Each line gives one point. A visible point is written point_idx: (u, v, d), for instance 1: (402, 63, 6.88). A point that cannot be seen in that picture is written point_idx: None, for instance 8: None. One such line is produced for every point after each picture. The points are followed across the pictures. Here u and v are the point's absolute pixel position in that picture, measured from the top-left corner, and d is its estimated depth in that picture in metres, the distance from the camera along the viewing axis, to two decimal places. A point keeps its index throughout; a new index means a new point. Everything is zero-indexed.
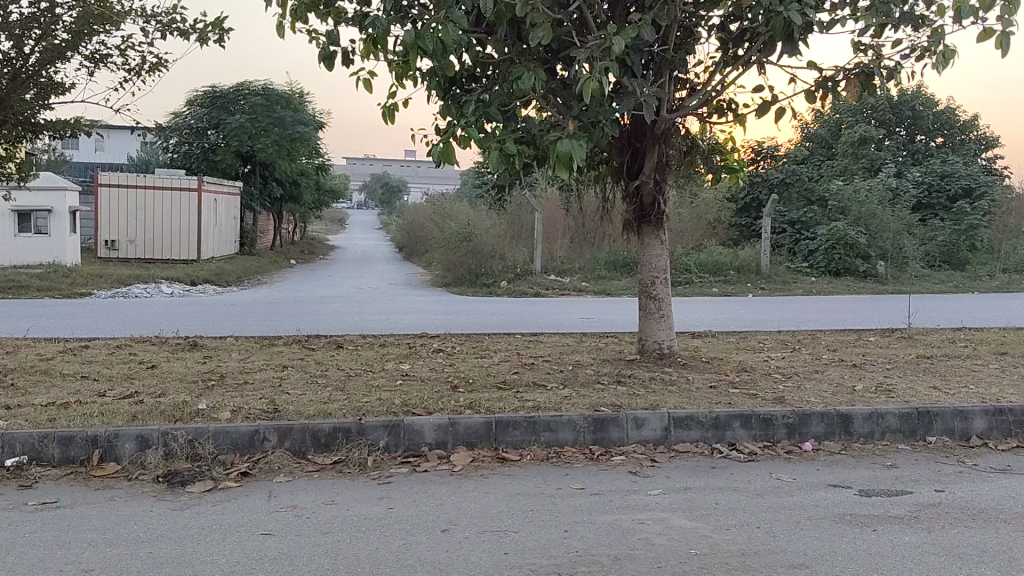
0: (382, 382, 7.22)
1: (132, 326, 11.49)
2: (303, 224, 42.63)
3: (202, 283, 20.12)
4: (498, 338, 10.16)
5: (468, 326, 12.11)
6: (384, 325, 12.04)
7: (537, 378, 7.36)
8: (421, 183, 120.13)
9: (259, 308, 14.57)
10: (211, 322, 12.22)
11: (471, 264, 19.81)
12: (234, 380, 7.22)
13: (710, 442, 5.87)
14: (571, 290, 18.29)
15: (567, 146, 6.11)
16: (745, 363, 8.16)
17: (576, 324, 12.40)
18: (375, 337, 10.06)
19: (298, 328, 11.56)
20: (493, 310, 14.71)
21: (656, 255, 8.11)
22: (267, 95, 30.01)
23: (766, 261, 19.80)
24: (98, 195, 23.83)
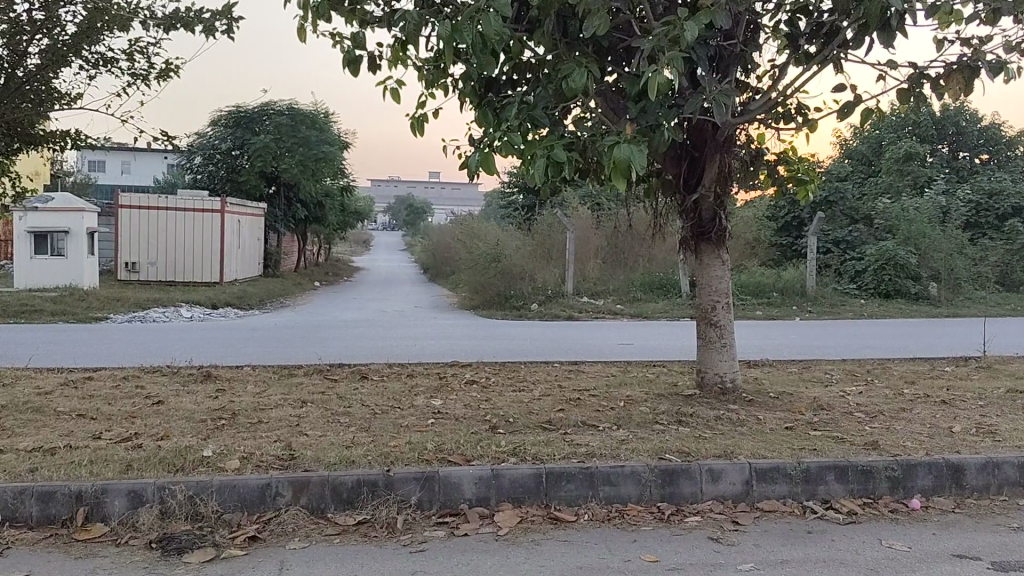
0: (413, 421, 6.40)
1: (142, 355, 10.75)
2: (328, 244, 42.21)
3: (224, 306, 19.49)
4: (537, 368, 9.31)
5: (503, 353, 11.27)
6: (411, 353, 11.21)
7: (587, 416, 6.51)
8: (446, 203, 120.15)
9: (279, 334, 13.81)
10: (228, 349, 11.48)
11: (500, 286, 19.02)
12: (246, 418, 6.43)
13: (799, 499, 5.03)
14: (606, 312, 17.43)
15: (626, 151, 5.29)
16: (819, 400, 7.27)
17: (618, 352, 11.51)
18: (402, 366, 9.25)
19: (319, 357, 10.78)
20: (528, 335, 13.89)
21: (717, 276, 7.22)
22: (292, 115, 29.52)
23: (811, 283, 18.91)
24: (120, 216, 23.38)
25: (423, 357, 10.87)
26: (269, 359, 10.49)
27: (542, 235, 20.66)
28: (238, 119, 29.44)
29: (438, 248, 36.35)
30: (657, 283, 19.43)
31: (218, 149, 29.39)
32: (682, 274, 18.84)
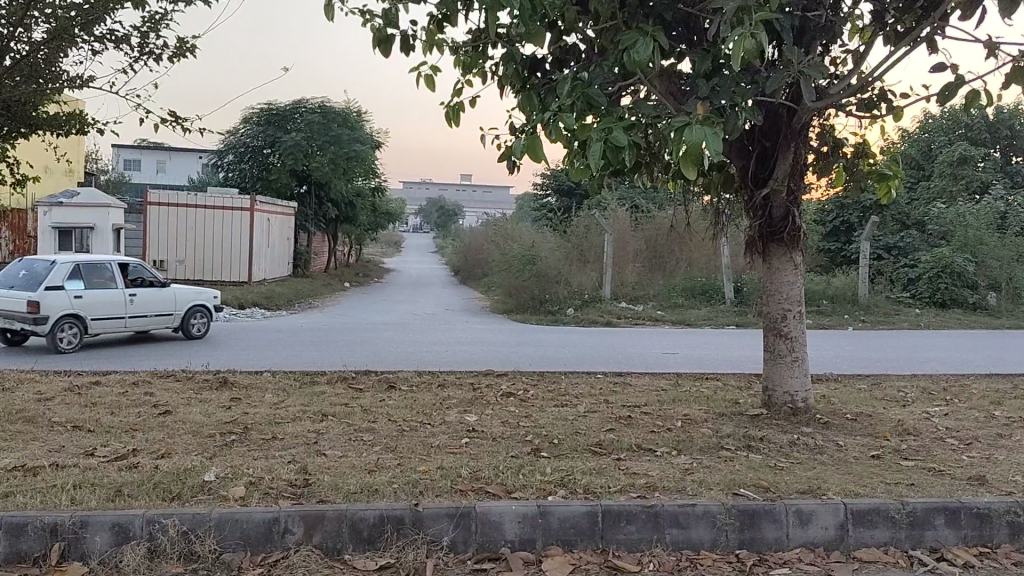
0: (445, 439, 5.67)
1: (157, 357, 10.13)
2: (358, 246, 41.76)
3: (250, 306, 18.93)
4: (579, 379, 8.53)
5: (539, 362, 10.50)
6: (442, 360, 10.48)
7: (642, 439, 5.73)
8: (476, 206, 119.82)
9: (303, 336, 13.16)
10: (249, 352, 10.84)
11: (534, 289, 18.28)
12: (258, 434, 5.73)
13: (902, 546, 4.25)
14: (646, 319, 16.60)
15: (700, 132, 4.52)
16: (901, 423, 6.45)
17: (663, 363, 10.69)
18: (432, 376, 8.53)
19: (343, 362, 10.09)
20: (564, 342, 13.13)
21: (789, 282, 6.43)
22: (324, 112, 29.01)
23: (863, 291, 17.97)
24: (147, 213, 22.75)
25: (457, 364, 10.16)
26: (292, 362, 9.83)
27: (579, 237, 19.87)
28: (270, 116, 28.98)
29: (469, 250, 35.65)
30: (699, 288, 18.56)
31: (249, 146, 28.95)
32: (726, 280, 17.94)
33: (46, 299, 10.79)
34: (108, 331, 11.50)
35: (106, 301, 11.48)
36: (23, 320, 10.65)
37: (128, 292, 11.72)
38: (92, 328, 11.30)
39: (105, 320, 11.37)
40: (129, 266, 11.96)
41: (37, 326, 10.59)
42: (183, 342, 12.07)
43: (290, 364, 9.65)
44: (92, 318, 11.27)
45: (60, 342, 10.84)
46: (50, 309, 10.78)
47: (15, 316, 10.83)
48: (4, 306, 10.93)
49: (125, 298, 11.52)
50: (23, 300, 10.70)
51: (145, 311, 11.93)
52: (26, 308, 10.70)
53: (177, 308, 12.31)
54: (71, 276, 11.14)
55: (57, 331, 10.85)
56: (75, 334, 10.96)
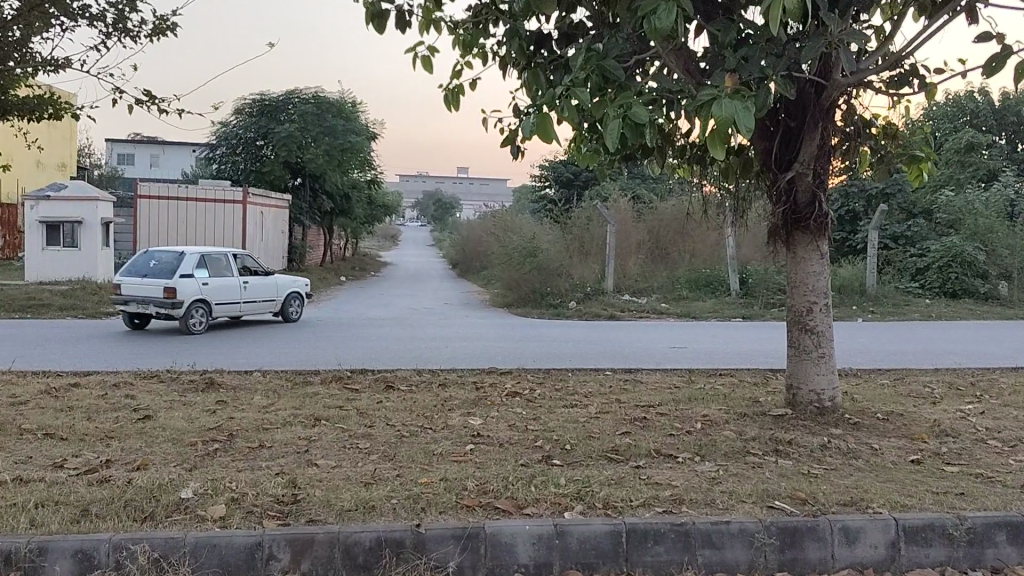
0: (448, 445, 5.23)
1: (142, 356, 9.64)
2: (354, 239, 41.25)
3: None
4: (588, 377, 8.07)
5: (543, 358, 10.05)
6: (441, 357, 10.03)
7: (661, 443, 5.29)
8: (473, 199, 119.26)
9: (297, 332, 12.69)
10: (239, 350, 10.37)
11: (535, 282, 17.84)
12: (244, 442, 5.27)
13: (960, 567, 3.81)
14: (651, 311, 16.17)
15: (730, 104, 4.06)
16: (937, 424, 6.01)
17: (673, 358, 10.24)
18: (432, 374, 8.08)
19: (338, 360, 9.64)
20: (567, 336, 12.68)
21: (815, 273, 5.97)
22: (317, 103, 28.49)
23: (872, 281, 17.53)
24: (138, 206, 22.18)
25: (458, 361, 9.71)
26: (284, 360, 9.37)
27: (580, 229, 19.42)
28: (263, 106, 28.45)
29: (467, 243, 35.14)
30: (704, 280, 18.11)
31: (242, 138, 28.43)
32: (732, 270, 17.49)
33: (180, 286, 12.28)
34: (227, 315, 13.09)
35: (224, 288, 13.07)
36: (161, 304, 12.09)
37: (242, 281, 13.34)
38: (214, 312, 12.86)
39: (224, 305, 12.93)
40: (239, 257, 13.59)
41: (175, 309, 12.06)
42: (283, 325, 13.70)
43: (282, 362, 9.19)
44: (215, 303, 12.84)
45: (192, 324, 12.37)
46: (183, 294, 12.26)
47: (150, 301, 12.24)
48: (140, 291, 12.35)
49: (242, 285, 13.17)
50: (159, 287, 12.14)
51: (255, 297, 13.59)
52: (163, 294, 12.16)
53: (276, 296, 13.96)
54: (196, 266, 12.65)
55: (188, 314, 12.35)
56: (202, 317, 12.52)
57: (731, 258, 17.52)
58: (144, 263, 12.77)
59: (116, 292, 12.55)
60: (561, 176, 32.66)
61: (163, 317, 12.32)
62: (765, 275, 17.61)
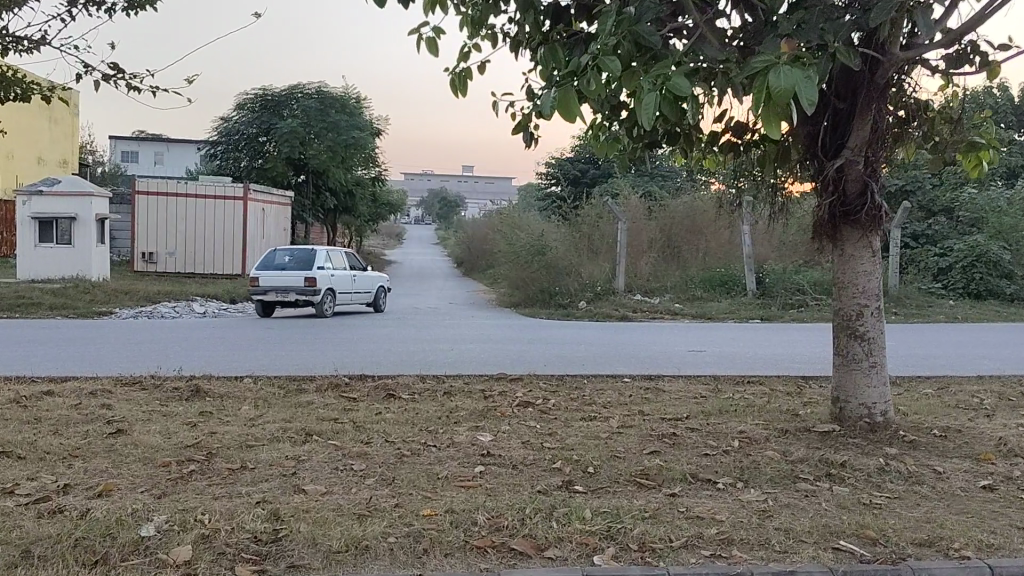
0: (455, 467, 4.60)
1: (128, 360, 9.03)
2: (358, 238, 40.71)
3: (242, 300, 17.86)
4: (607, 385, 7.42)
5: (555, 363, 9.42)
6: (447, 361, 9.41)
7: (697, 465, 4.66)
8: (478, 198, 118.56)
9: (294, 333, 12.07)
10: (232, 353, 9.75)
11: (544, 282, 17.24)
12: (224, 462, 4.65)
13: None
14: (664, 312, 15.54)
15: (789, 73, 3.43)
16: (1002, 442, 5.37)
17: (694, 364, 9.59)
18: (438, 381, 7.45)
19: (337, 364, 9.04)
20: (578, 338, 12.06)
21: (865, 272, 5.37)
22: (320, 98, 27.92)
23: (894, 281, 16.85)
24: (137, 204, 21.83)
25: (464, 366, 9.09)
26: (279, 364, 8.77)
27: (590, 227, 18.82)
28: (265, 101, 27.87)
29: (473, 242, 34.50)
30: (718, 279, 17.47)
31: (243, 134, 27.86)
32: (748, 269, 16.83)
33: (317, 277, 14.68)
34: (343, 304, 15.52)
35: (341, 281, 15.52)
36: (303, 291, 14.43)
37: (352, 274, 15.76)
38: (337, 299, 15.25)
39: (343, 294, 15.33)
40: (344, 254, 15.95)
41: (316, 294, 14.44)
42: (377, 312, 16.10)
43: (276, 367, 8.58)
44: (337, 291, 15.22)
45: (326, 309, 14.79)
46: (319, 283, 14.63)
47: (289, 289, 14.50)
48: (280, 282, 14.57)
49: (354, 276, 15.57)
50: (300, 278, 14.47)
51: (360, 288, 15.99)
52: (304, 283, 14.49)
53: (370, 288, 16.36)
54: (324, 261, 15.06)
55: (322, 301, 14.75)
56: (332, 302, 14.97)
57: (748, 256, 16.89)
58: (274, 260, 14.98)
59: (253, 283, 14.65)
60: (567, 173, 32.28)
61: (300, 303, 14.63)
62: (784, 274, 16.93)
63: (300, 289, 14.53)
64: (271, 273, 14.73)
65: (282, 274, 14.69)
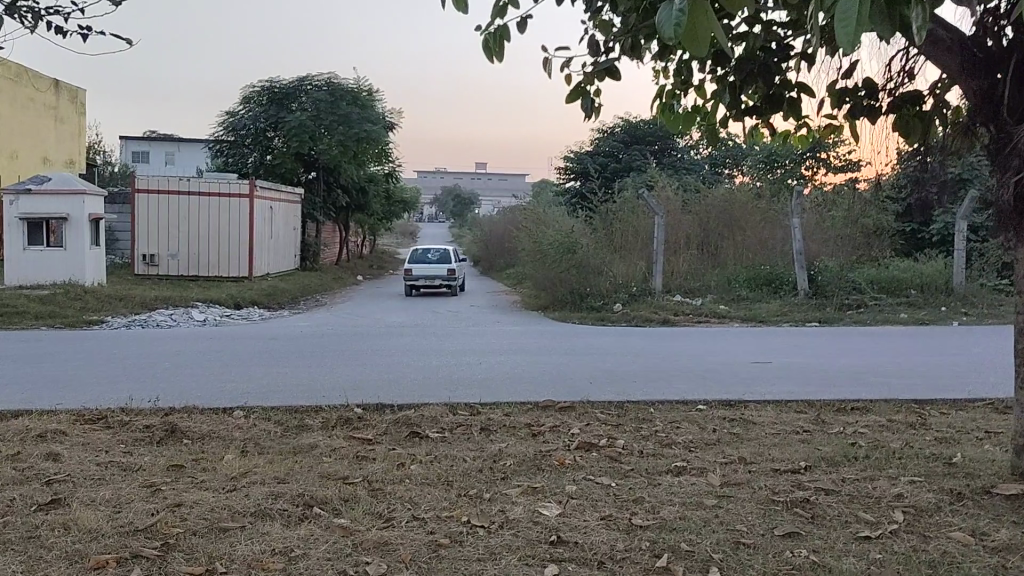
0: (518, 567, 3.18)
1: (102, 389, 7.68)
2: (372, 236, 39.43)
3: (247, 306, 16.53)
4: (682, 418, 5.97)
5: (604, 386, 7.97)
6: (475, 385, 8.00)
7: (868, 562, 3.24)
8: (493, 195, 117.14)
9: (299, 346, 10.68)
10: (226, 377, 8.40)
11: (573, 282, 15.77)
12: (183, 562, 3.25)
13: None
14: (710, 315, 14.05)
15: None
16: None
17: (767, 388, 8.11)
18: (472, 413, 6.05)
19: (341, 396, 7.65)
20: (622, 347, 10.60)
21: None
22: (330, 90, 26.51)
23: (960, 277, 15.36)
24: (136, 202, 20.53)
25: (499, 389, 7.69)
26: (279, 394, 7.39)
27: (623, 222, 17.32)
28: (272, 94, 26.51)
29: (490, 240, 33.04)
30: (764, 277, 15.94)
31: (251, 128, 26.50)
32: (799, 266, 15.34)
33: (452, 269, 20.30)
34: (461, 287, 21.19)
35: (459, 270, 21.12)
36: (446, 278, 20.01)
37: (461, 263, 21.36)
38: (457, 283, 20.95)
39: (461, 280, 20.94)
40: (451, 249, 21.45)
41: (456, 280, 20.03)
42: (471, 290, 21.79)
43: (273, 400, 7.20)
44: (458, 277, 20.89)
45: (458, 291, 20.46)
46: (456, 271, 20.24)
47: (436, 276, 20.04)
48: (428, 271, 20.04)
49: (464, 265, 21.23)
50: (443, 269, 19.96)
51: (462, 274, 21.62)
52: (446, 273, 20.10)
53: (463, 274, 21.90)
54: (456, 257, 20.63)
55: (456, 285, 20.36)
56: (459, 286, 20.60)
57: (798, 251, 15.36)
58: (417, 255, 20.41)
59: (408, 272, 20.09)
60: (586, 168, 30.95)
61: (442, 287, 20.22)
62: (838, 271, 15.47)
63: (443, 276, 20.11)
64: (419, 265, 20.21)
65: (427, 266, 20.16)
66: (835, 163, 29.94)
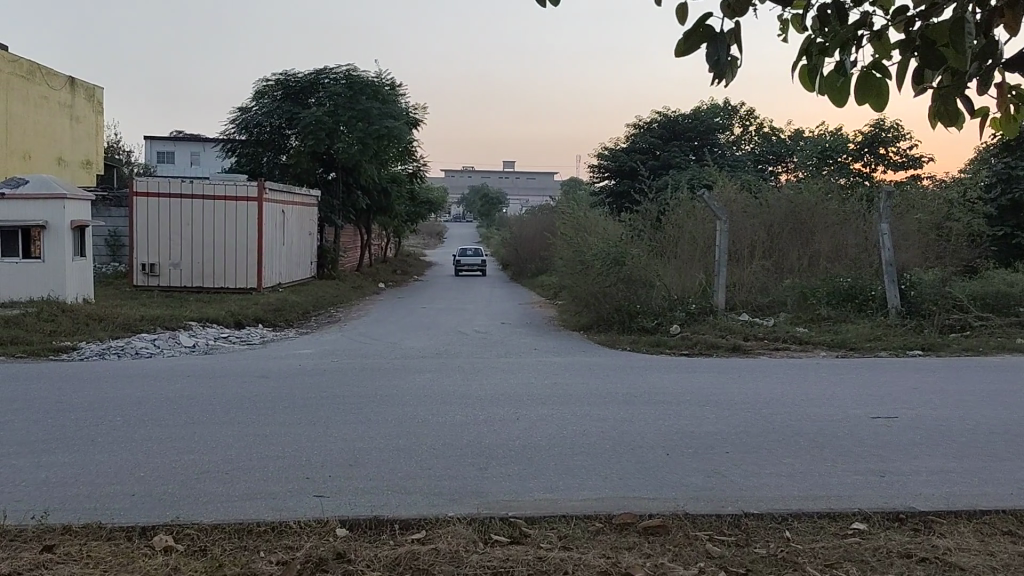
0: None
1: (9, 482, 5.67)
2: (397, 238, 37.60)
3: (249, 325, 14.53)
4: (835, 558, 3.84)
5: (689, 474, 5.85)
6: (512, 469, 5.91)
7: None
8: (521, 194, 115.56)
9: (292, 388, 8.61)
10: (184, 453, 6.37)
11: (621, 298, 13.64)
12: None
13: None
14: (789, 342, 11.86)
15: None
16: None
17: (910, 472, 5.95)
18: (513, 548, 3.94)
19: (329, 485, 5.59)
20: (695, 391, 8.46)
21: None
22: (349, 83, 24.50)
23: None
24: (135, 206, 18.72)
25: (547, 484, 5.56)
26: (241, 499, 5.34)
27: (677, 229, 15.10)
28: (287, 88, 24.58)
29: (520, 243, 30.90)
30: (845, 292, 13.73)
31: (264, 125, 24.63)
32: (888, 280, 13.07)
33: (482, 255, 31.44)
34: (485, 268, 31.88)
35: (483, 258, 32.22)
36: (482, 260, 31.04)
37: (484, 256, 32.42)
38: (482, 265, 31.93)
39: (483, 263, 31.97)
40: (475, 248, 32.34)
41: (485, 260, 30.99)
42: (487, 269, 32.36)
43: (230, 509, 5.15)
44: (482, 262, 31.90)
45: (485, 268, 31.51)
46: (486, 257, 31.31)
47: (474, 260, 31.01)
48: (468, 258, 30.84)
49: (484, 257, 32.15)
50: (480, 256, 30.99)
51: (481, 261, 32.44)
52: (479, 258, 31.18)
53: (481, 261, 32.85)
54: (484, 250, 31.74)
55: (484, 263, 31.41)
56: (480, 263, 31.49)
57: (888, 263, 13.10)
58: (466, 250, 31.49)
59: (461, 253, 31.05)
60: (622, 166, 28.76)
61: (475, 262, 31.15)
62: (934, 286, 13.21)
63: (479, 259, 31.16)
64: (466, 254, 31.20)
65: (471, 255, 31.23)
66: (893, 159, 27.53)
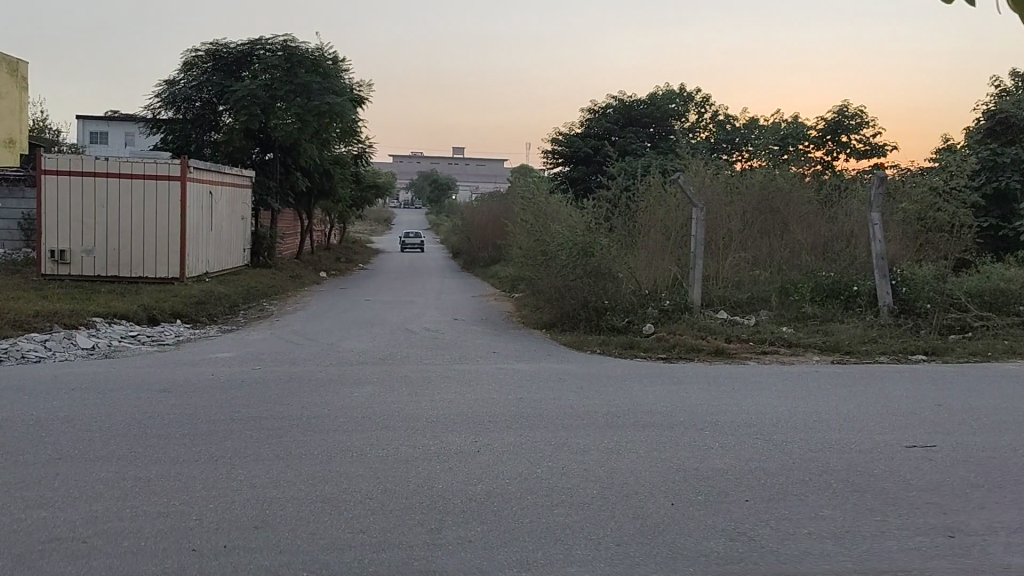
0: None
1: None
2: (341, 224, 35.92)
3: (166, 322, 12.83)
4: None
5: (706, 537, 4.45)
6: (475, 534, 4.43)
7: None
8: (469, 181, 114.29)
9: (197, 408, 7.00)
10: (32, 509, 4.76)
11: (587, 294, 12.25)
12: None
13: None
14: (778, 344, 10.57)
15: None
16: None
17: (985, 532, 4.64)
18: None
19: (222, 565, 4.04)
20: (687, 409, 7.08)
21: None
22: (287, 56, 22.63)
23: None
24: (43, 185, 16.75)
25: (523, 562, 4.11)
26: None
27: (646, 216, 13.72)
28: (218, 60, 22.67)
29: (471, 231, 29.45)
30: (830, 288, 12.55)
31: (194, 100, 22.69)
32: (880, 275, 11.88)
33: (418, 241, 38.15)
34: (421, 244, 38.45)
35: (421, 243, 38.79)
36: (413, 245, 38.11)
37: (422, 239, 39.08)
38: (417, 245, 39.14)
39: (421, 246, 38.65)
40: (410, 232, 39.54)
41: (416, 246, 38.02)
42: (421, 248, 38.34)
43: None
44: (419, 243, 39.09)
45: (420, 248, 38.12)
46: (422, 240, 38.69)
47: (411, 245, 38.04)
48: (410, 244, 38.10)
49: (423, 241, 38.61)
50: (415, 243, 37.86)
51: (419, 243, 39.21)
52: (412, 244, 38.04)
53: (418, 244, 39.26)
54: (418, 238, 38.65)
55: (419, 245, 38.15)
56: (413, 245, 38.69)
57: (880, 256, 11.91)
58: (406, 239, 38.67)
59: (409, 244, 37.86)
60: (578, 151, 27.42)
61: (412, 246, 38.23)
62: (929, 281, 12.06)
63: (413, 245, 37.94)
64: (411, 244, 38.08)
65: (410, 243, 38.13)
66: (858, 148, 26.59)
